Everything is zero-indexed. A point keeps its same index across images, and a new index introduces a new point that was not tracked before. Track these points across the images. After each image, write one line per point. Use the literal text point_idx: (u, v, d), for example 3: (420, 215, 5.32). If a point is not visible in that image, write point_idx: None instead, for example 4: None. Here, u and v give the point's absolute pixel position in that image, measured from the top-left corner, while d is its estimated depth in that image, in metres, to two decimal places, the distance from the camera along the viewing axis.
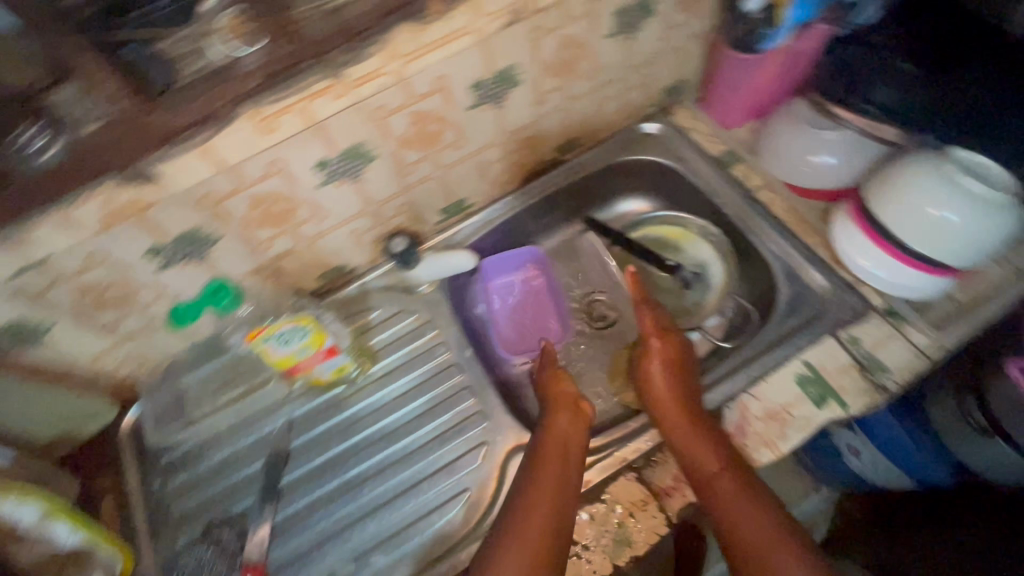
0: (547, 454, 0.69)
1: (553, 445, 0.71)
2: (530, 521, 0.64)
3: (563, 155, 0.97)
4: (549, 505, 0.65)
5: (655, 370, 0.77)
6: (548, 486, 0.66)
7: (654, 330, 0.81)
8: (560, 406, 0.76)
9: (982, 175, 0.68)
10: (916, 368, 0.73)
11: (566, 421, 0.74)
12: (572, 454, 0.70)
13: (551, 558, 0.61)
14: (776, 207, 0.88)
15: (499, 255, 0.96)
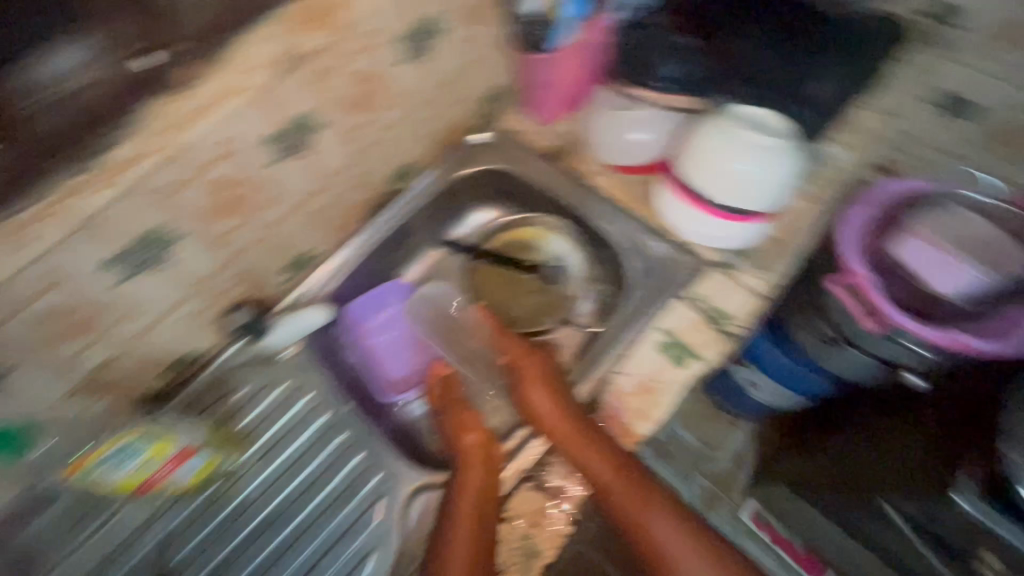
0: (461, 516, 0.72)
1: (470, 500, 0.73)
2: None
3: (401, 183, 0.96)
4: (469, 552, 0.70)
5: (538, 393, 0.80)
6: (472, 547, 0.70)
7: (521, 355, 0.86)
8: (469, 458, 0.76)
9: (760, 127, 0.76)
10: (750, 310, 0.80)
11: (472, 470, 0.75)
12: (487, 504, 0.72)
13: None
14: (609, 189, 0.92)
15: (365, 297, 0.88)
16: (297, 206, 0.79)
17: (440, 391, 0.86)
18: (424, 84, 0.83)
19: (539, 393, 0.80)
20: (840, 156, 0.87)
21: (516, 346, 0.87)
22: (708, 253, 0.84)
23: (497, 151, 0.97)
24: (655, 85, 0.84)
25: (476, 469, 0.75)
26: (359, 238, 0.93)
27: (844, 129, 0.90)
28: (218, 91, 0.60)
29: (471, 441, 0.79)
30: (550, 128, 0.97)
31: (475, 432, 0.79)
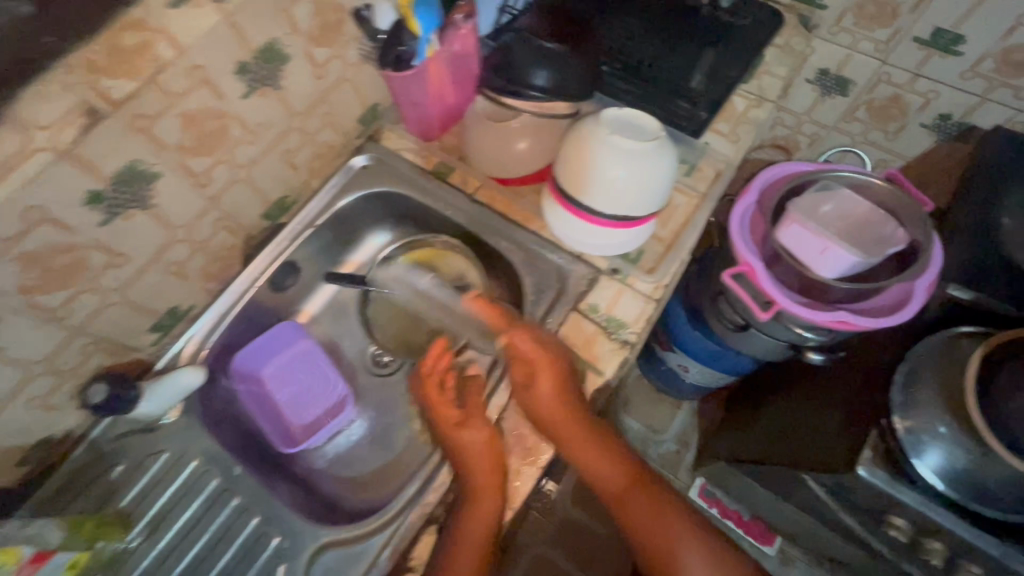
0: (467, 534, 0.67)
1: (481, 520, 0.67)
2: None
3: (280, 218, 0.89)
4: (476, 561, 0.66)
5: (547, 392, 0.72)
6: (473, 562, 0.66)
7: (535, 351, 0.73)
8: (484, 458, 0.69)
9: (630, 127, 0.74)
10: (648, 314, 0.78)
11: (489, 484, 0.67)
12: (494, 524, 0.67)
13: None
14: (498, 202, 0.89)
15: (255, 344, 0.89)
16: (151, 262, 0.72)
17: (438, 386, 0.78)
18: (283, 113, 0.77)
19: (547, 394, 0.72)
20: (719, 149, 0.88)
21: (529, 344, 0.73)
22: (600, 260, 0.82)
23: (381, 173, 0.93)
24: (528, 95, 0.80)
25: (490, 482, 0.67)
26: (237, 282, 0.86)
27: (721, 121, 0.90)
28: (10, 153, 0.52)
29: (479, 451, 0.69)
30: (433, 144, 0.93)
31: (489, 442, 0.70)
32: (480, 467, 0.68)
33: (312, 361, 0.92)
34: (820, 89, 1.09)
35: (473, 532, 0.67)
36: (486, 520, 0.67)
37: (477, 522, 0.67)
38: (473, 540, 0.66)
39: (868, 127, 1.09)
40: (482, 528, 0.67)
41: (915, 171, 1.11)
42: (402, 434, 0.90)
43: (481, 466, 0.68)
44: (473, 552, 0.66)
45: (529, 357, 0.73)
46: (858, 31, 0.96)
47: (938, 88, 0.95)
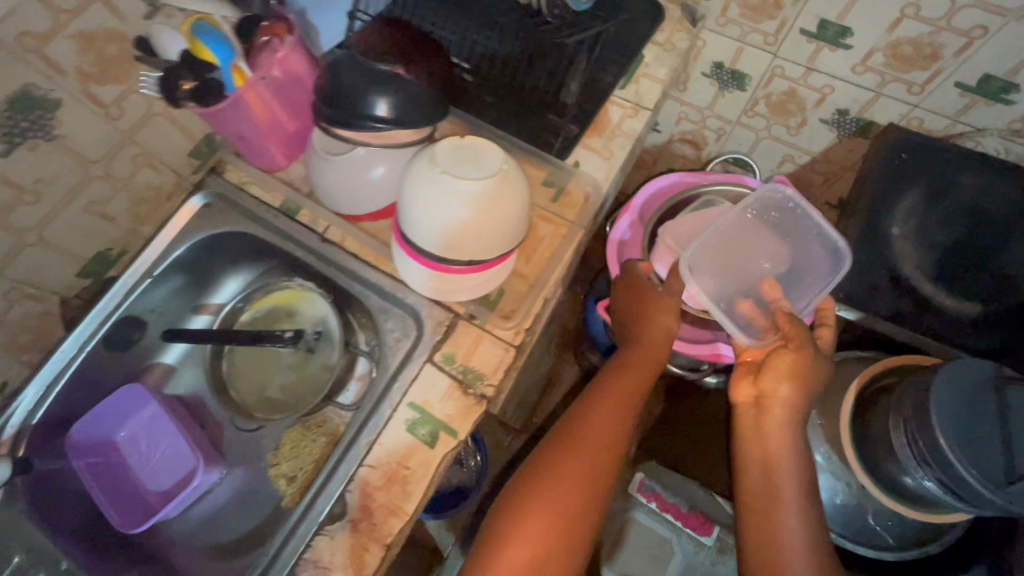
0: (601, 409, 0.70)
1: (613, 413, 0.69)
2: (541, 529, 0.61)
3: (107, 271, 0.80)
4: (580, 478, 0.64)
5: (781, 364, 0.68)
6: (580, 478, 0.64)
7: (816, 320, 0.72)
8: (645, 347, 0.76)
9: (465, 159, 0.66)
10: (506, 362, 0.72)
11: (639, 373, 0.74)
12: (627, 417, 0.70)
13: (564, 527, 0.62)
14: (349, 241, 0.80)
15: (95, 415, 0.81)
16: None
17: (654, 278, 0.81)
18: (73, 165, 0.68)
19: (819, 364, 0.69)
20: (590, 170, 0.80)
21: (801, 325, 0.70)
22: (458, 304, 0.75)
23: (222, 213, 0.84)
24: (370, 127, 0.71)
25: (634, 377, 0.73)
26: (61, 350, 0.77)
27: (593, 135, 0.82)
28: None
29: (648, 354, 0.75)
30: (280, 177, 0.83)
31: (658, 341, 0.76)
32: (649, 358, 0.75)
33: (162, 427, 0.83)
34: (717, 83, 1.00)
35: (609, 422, 0.68)
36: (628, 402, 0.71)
37: (608, 411, 0.69)
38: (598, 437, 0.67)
39: (770, 122, 1.02)
40: (610, 426, 0.69)
41: (822, 166, 1.04)
42: (266, 497, 0.81)
43: (655, 352, 0.76)
44: (589, 463, 0.65)
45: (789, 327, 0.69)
46: (745, 23, 0.87)
47: (832, 83, 0.88)
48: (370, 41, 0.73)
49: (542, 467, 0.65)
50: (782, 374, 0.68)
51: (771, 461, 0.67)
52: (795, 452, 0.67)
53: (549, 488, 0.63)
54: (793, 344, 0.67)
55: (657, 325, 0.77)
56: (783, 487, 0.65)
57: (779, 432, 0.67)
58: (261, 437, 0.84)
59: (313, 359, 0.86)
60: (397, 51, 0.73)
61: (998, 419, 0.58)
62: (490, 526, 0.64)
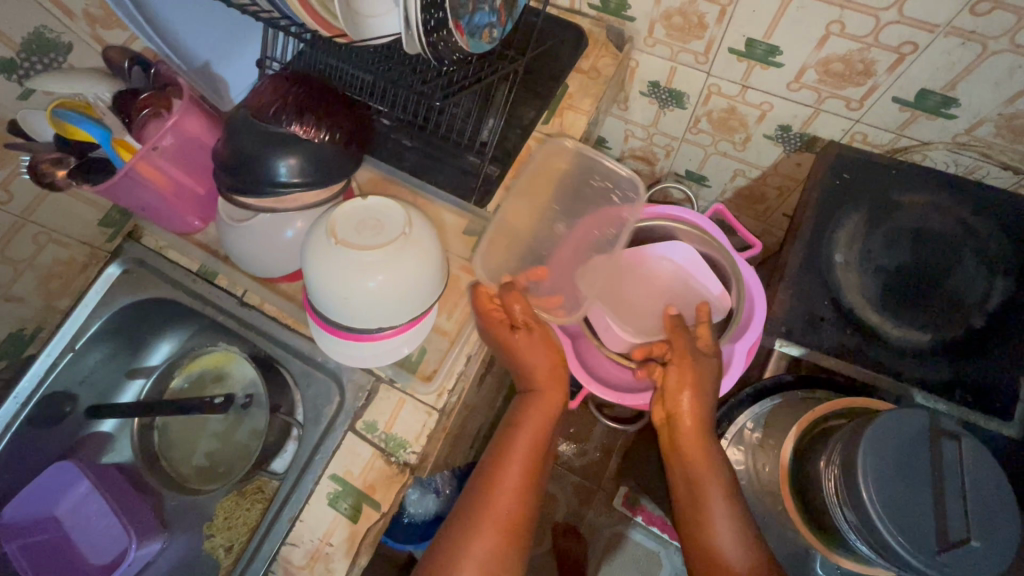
0: (521, 428, 0.70)
1: (493, 520, 0.64)
2: (486, 548, 0.63)
3: (25, 350, 0.79)
4: (515, 492, 0.66)
5: (673, 384, 0.70)
6: (519, 497, 0.66)
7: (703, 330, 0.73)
8: (545, 369, 0.72)
9: (365, 225, 0.63)
10: (429, 428, 0.69)
11: (545, 408, 0.71)
12: (539, 449, 0.69)
13: (507, 540, 0.64)
14: (267, 305, 0.77)
15: (28, 492, 0.79)
16: None
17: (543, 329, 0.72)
18: None
19: (709, 369, 0.70)
20: (512, 214, 0.77)
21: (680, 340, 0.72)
22: (377, 367, 0.72)
23: (139, 280, 0.81)
24: (274, 193, 0.68)
25: (521, 444, 0.69)
26: None
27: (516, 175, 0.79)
28: None
29: (544, 369, 0.72)
30: (197, 239, 0.80)
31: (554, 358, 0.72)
32: (541, 402, 0.71)
33: (96, 504, 0.81)
34: (656, 102, 0.95)
35: (487, 536, 0.64)
36: (513, 491, 0.66)
37: (487, 522, 0.64)
38: (522, 456, 0.68)
39: (715, 138, 0.97)
40: (529, 443, 0.69)
41: (774, 179, 0.99)
42: (204, 569, 0.79)
43: (548, 392, 0.71)
44: (519, 478, 0.67)
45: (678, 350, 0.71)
46: (673, 43, 0.82)
47: (770, 99, 0.83)
48: (272, 97, 0.69)
49: (480, 483, 0.67)
50: (676, 390, 0.69)
51: (693, 472, 0.67)
52: (715, 462, 0.66)
53: (468, 555, 0.63)
54: (678, 362, 0.70)
55: (538, 363, 0.71)
56: (710, 500, 0.65)
57: (689, 442, 0.68)
58: (198, 505, 0.82)
59: (243, 423, 0.85)
60: (297, 104, 0.69)
61: (930, 481, 0.54)
62: (437, 549, 0.66)
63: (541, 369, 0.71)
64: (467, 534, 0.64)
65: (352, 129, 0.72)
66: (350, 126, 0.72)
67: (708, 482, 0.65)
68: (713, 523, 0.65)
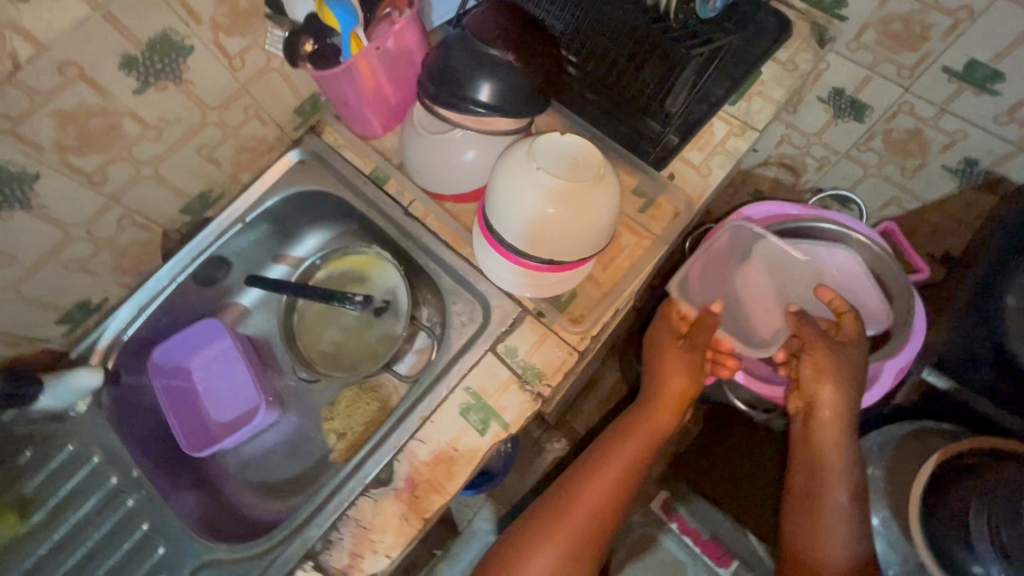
0: (631, 431, 0.72)
1: (581, 512, 0.67)
2: (565, 542, 0.65)
3: (205, 211, 0.85)
4: (608, 490, 0.68)
5: (813, 368, 0.69)
6: (615, 492, 0.68)
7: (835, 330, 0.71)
8: (676, 370, 0.74)
9: (561, 159, 0.65)
10: (566, 366, 0.72)
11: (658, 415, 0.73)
12: (645, 455, 0.71)
13: (585, 537, 0.66)
14: (430, 218, 0.82)
15: (175, 338, 0.86)
16: (46, 259, 0.71)
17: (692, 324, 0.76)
18: (196, 108, 0.72)
19: (842, 358, 0.68)
20: (684, 185, 0.78)
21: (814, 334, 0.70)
22: (528, 299, 0.75)
23: (313, 171, 0.86)
24: (470, 111, 0.71)
25: (630, 445, 0.71)
26: (154, 277, 0.83)
27: (693, 148, 0.80)
28: None
29: (678, 377, 0.74)
30: (374, 145, 0.85)
31: (689, 370, 0.74)
32: (660, 407, 0.73)
33: (232, 363, 0.88)
34: (832, 110, 0.92)
35: (563, 533, 0.66)
36: (601, 498, 0.67)
37: (564, 527, 0.66)
38: (620, 460, 0.70)
39: (884, 160, 0.94)
40: (639, 443, 0.71)
41: (934, 214, 0.96)
42: (317, 447, 0.85)
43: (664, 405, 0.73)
44: (613, 478, 0.69)
45: (814, 340, 0.70)
46: (880, 51, 0.80)
47: (968, 128, 0.80)
48: (491, 25, 0.72)
49: (579, 475, 0.70)
50: (813, 380, 0.68)
51: (818, 473, 0.69)
52: (842, 481, 0.67)
53: (552, 543, 0.65)
54: (812, 357, 0.69)
55: (672, 376, 0.74)
56: (827, 501, 0.67)
57: (825, 445, 0.68)
58: (318, 390, 0.88)
59: (375, 325, 0.89)
60: (512, 37, 0.71)
61: None
62: (516, 536, 0.68)
63: (676, 376, 0.74)
64: (551, 522, 0.66)
65: (550, 65, 0.73)
66: (549, 62, 0.73)
67: (829, 496, 0.67)
68: (825, 540, 0.66)
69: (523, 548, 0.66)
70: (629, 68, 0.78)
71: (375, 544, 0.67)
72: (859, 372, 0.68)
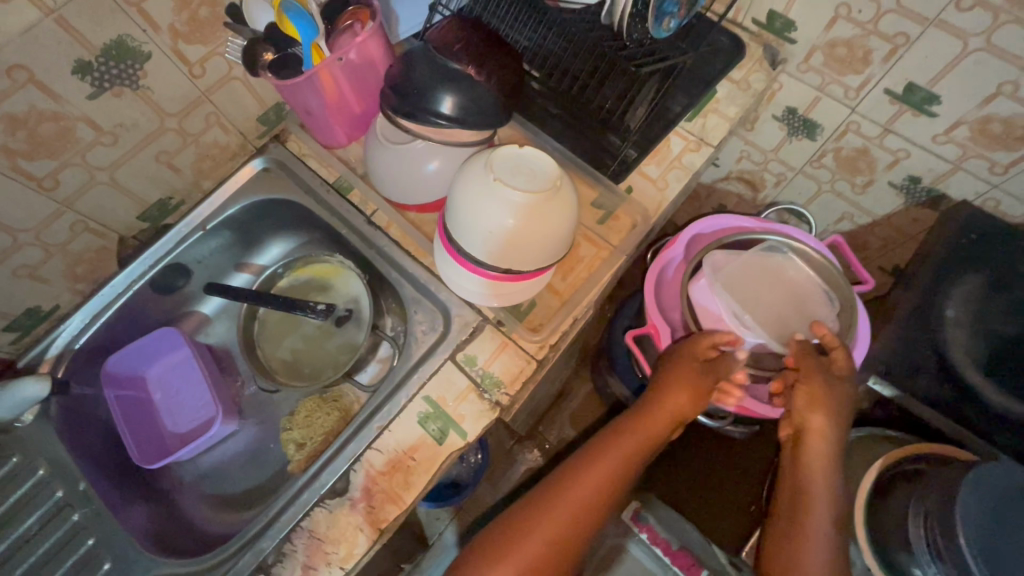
0: (627, 440, 0.69)
1: (556, 520, 0.63)
2: (532, 555, 0.62)
3: (164, 218, 0.84)
4: (587, 502, 0.65)
5: (810, 392, 0.70)
6: (593, 503, 0.65)
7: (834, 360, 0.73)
8: (684, 386, 0.72)
9: (520, 170, 0.66)
10: (526, 374, 0.72)
11: (656, 423, 0.71)
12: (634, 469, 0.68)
13: (554, 553, 0.62)
14: (393, 228, 0.82)
15: (129, 347, 0.85)
16: None
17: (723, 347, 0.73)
18: (154, 114, 0.71)
19: (835, 387, 0.71)
20: (642, 198, 0.80)
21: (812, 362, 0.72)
22: (489, 309, 0.76)
23: (277, 179, 0.86)
24: (432, 123, 0.72)
25: (623, 449, 0.68)
26: (110, 285, 0.81)
27: (651, 163, 0.82)
28: None
29: (682, 401, 0.72)
30: (339, 154, 0.85)
31: (698, 395, 0.72)
32: (663, 417, 0.71)
33: (189, 373, 0.87)
34: (786, 128, 0.96)
35: (531, 546, 0.62)
36: (576, 511, 0.64)
37: (534, 536, 0.62)
38: (604, 470, 0.67)
39: (835, 177, 0.98)
40: (629, 453, 0.68)
41: (883, 230, 1.00)
42: (275, 457, 0.84)
43: (665, 415, 0.71)
44: (594, 490, 0.65)
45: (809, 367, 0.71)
46: (827, 74, 0.84)
47: (909, 148, 0.84)
48: (455, 38, 0.74)
49: (553, 484, 0.67)
50: (807, 406, 0.70)
51: (802, 492, 0.67)
52: (826, 508, 0.66)
53: (517, 553, 0.62)
54: (807, 382, 0.71)
55: (682, 391, 0.71)
56: (809, 518, 0.65)
57: (815, 469, 0.68)
58: (278, 400, 0.87)
59: (337, 334, 0.89)
60: (473, 51, 0.73)
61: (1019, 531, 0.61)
62: (479, 547, 0.65)
63: (681, 397, 0.72)
64: (521, 531, 0.63)
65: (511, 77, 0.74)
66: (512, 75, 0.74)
67: (814, 524, 0.65)
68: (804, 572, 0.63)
69: (492, 551, 0.62)
70: (590, 85, 0.80)
71: (330, 556, 0.66)
72: (850, 404, 0.71)
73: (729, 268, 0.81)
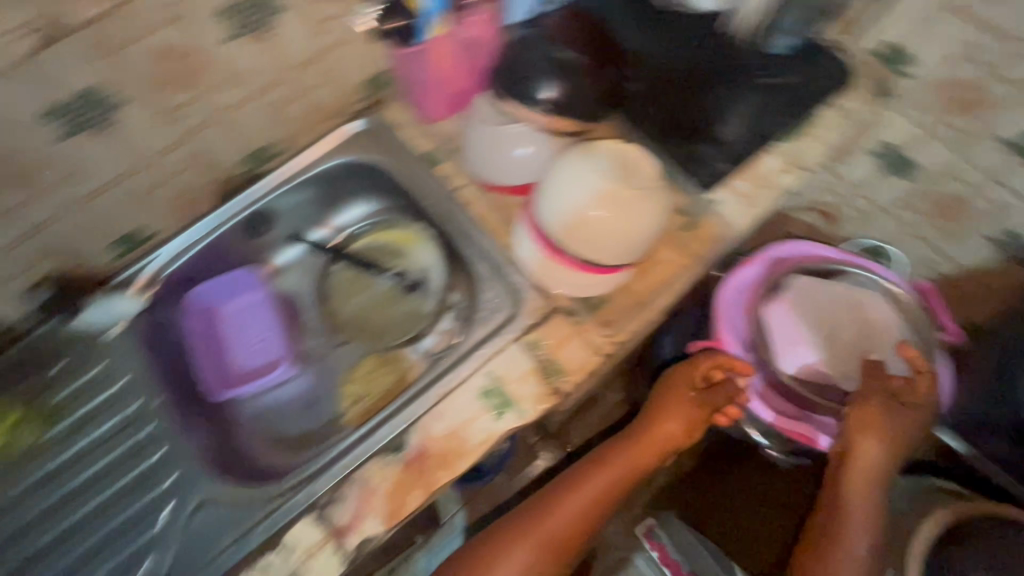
0: (616, 460, 0.75)
1: (557, 522, 0.71)
2: (541, 543, 0.70)
3: (262, 165, 0.88)
4: (586, 505, 0.72)
5: (866, 417, 0.72)
6: (591, 508, 0.72)
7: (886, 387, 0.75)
8: (672, 416, 0.76)
9: (617, 166, 0.67)
10: (590, 366, 0.73)
11: (642, 449, 0.76)
12: (621, 487, 0.74)
13: (557, 545, 0.70)
14: (478, 205, 0.83)
15: (213, 281, 0.89)
16: (111, 184, 0.74)
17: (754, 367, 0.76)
18: (276, 64, 0.75)
19: (888, 415, 0.73)
20: (731, 211, 0.79)
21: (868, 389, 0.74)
22: (562, 297, 0.76)
23: (371, 142, 0.89)
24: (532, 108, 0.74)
25: (611, 469, 0.74)
26: (204, 222, 0.86)
27: (743, 177, 0.81)
28: None
29: (669, 428, 0.76)
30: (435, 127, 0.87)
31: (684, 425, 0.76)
32: (650, 446, 0.76)
33: (259, 314, 0.90)
34: (883, 163, 0.93)
35: (535, 538, 0.70)
36: (575, 514, 0.71)
37: (541, 530, 0.70)
38: (598, 482, 0.73)
39: (928, 220, 0.95)
40: (618, 473, 0.74)
41: (969, 281, 0.96)
42: (331, 408, 0.87)
43: (653, 442, 0.76)
44: (590, 497, 0.72)
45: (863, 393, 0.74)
46: (941, 113, 0.81)
47: None
48: (565, 31, 0.75)
49: (565, 484, 0.74)
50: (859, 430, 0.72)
51: (841, 511, 0.71)
52: (865, 532, 0.70)
53: (528, 541, 0.70)
54: (868, 409, 0.73)
55: (668, 422, 0.76)
56: (846, 536, 0.70)
57: (856, 490, 0.71)
58: (340, 353, 0.91)
59: (404, 301, 0.91)
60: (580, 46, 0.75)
61: None
62: (503, 526, 0.72)
63: (669, 425, 0.76)
64: (530, 524, 0.71)
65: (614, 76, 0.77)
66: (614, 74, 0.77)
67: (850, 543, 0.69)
68: None
69: (504, 542, 0.70)
70: (694, 90, 0.80)
71: (379, 507, 0.68)
72: (903, 432, 0.74)
73: (812, 295, 0.83)
